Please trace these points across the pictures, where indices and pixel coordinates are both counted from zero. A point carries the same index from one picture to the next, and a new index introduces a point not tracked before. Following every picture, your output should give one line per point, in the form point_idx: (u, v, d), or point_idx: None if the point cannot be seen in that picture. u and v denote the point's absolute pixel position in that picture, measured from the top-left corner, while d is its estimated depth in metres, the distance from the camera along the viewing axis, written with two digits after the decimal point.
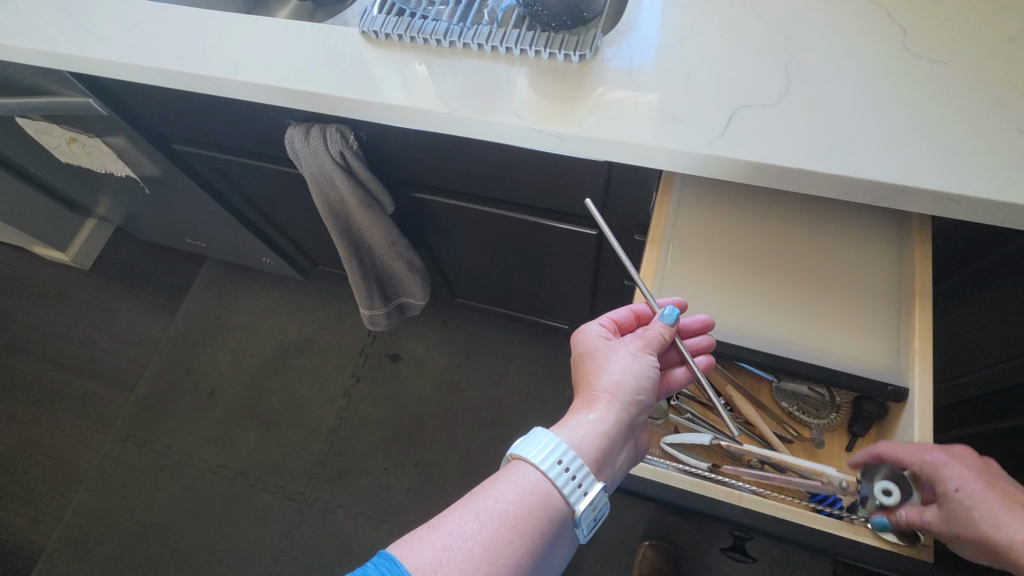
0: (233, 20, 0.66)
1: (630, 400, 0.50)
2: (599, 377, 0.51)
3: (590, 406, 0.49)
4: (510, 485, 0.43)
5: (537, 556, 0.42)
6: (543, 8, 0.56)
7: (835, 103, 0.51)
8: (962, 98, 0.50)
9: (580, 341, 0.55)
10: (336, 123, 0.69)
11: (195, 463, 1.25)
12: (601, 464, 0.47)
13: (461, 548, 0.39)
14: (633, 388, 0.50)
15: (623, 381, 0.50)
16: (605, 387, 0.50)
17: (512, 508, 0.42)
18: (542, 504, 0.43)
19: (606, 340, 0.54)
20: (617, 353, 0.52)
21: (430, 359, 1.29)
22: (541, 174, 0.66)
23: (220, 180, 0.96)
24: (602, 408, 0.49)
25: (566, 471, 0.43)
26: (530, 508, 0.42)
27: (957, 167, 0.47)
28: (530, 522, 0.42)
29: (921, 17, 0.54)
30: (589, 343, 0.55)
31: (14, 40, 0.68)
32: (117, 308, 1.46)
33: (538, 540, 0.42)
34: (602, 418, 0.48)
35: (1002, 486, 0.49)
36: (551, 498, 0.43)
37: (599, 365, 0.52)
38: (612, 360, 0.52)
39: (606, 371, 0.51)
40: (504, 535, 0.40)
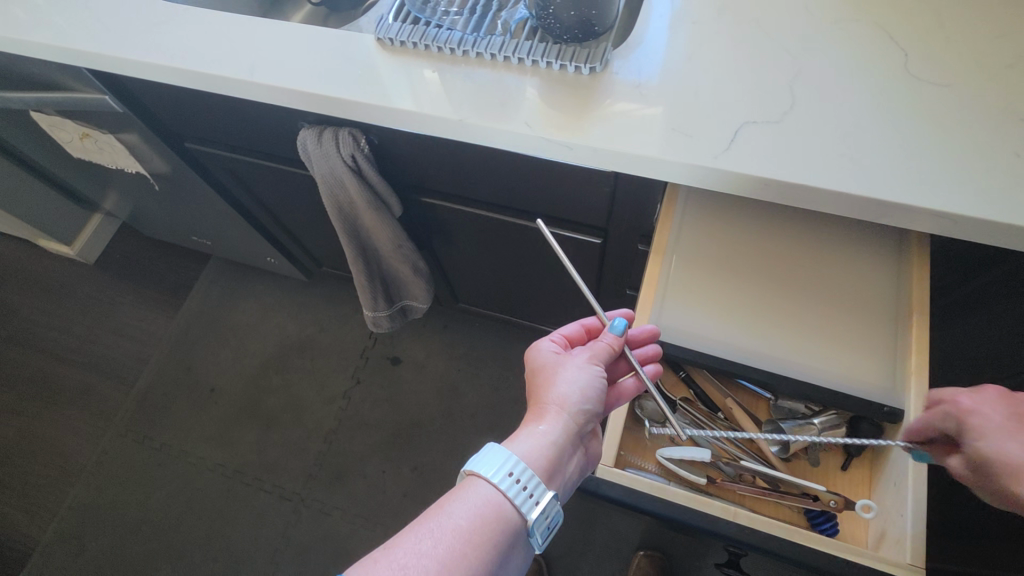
0: (247, 23, 0.66)
1: (579, 410, 0.50)
2: (549, 389, 0.51)
3: (540, 418, 0.49)
4: (460, 501, 0.43)
5: (493, 568, 0.41)
6: (556, 20, 0.56)
7: (838, 122, 0.51)
8: (966, 117, 0.49)
9: (531, 358, 0.55)
10: (348, 126, 0.69)
11: (193, 460, 1.25)
12: (552, 474, 0.47)
13: (418, 565, 0.39)
14: (581, 398, 0.50)
15: (572, 392, 0.50)
16: (554, 398, 0.50)
17: (467, 523, 0.42)
18: (496, 516, 0.43)
19: (555, 353, 0.54)
20: (566, 365, 0.52)
21: (430, 362, 1.29)
22: (551, 185, 0.66)
23: (230, 179, 0.96)
24: (551, 420, 0.49)
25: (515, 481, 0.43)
26: (484, 522, 0.42)
27: (958, 188, 0.47)
28: (484, 536, 0.42)
29: (930, 37, 0.54)
30: (537, 357, 0.55)
31: (28, 36, 0.69)
32: (120, 303, 1.46)
33: (493, 552, 0.42)
34: (552, 429, 0.48)
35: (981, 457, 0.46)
36: (504, 511, 0.43)
37: (549, 377, 0.52)
38: (561, 372, 0.52)
39: (555, 383, 0.51)
40: (458, 550, 0.40)
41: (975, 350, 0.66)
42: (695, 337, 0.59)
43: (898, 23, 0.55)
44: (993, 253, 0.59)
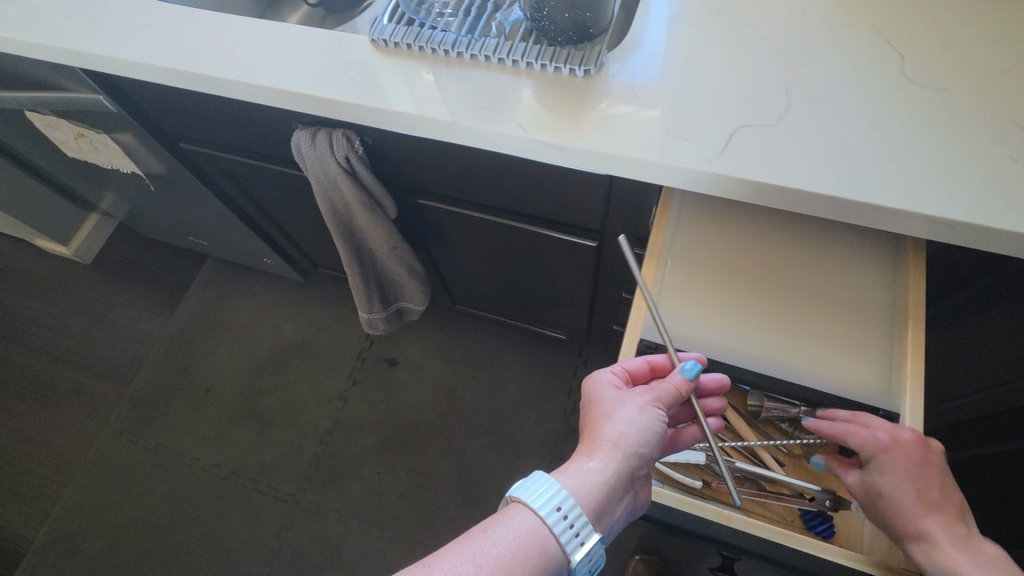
0: (241, 24, 0.66)
1: (634, 452, 0.48)
2: (604, 425, 0.50)
3: (591, 453, 0.48)
4: (503, 528, 0.43)
5: None
6: (551, 22, 0.56)
7: (834, 125, 0.50)
8: (961, 120, 0.49)
9: (589, 389, 0.54)
10: (343, 127, 0.69)
11: (187, 462, 1.24)
12: (599, 515, 0.46)
13: None
14: (638, 440, 0.49)
15: (628, 432, 0.49)
16: (611, 438, 0.49)
17: (510, 553, 0.41)
18: (539, 550, 0.42)
19: (618, 389, 0.53)
20: (626, 403, 0.51)
21: (427, 364, 1.28)
22: (548, 188, 0.66)
23: (226, 179, 0.96)
24: (603, 457, 0.47)
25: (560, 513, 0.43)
26: (526, 555, 0.41)
27: (955, 193, 0.46)
28: (525, 568, 0.41)
29: (926, 41, 0.53)
30: (597, 390, 0.53)
31: (23, 35, 0.69)
32: (116, 303, 1.46)
33: None
34: (602, 468, 0.47)
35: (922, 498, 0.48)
36: (546, 541, 0.42)
37: (607, 415, 0.51)
38: (619, 411, 0.50)
39: (614, 422, 0.50)
40: None
41: (973, 354, 0.65)
42: (691, 340, 0.59)
43: (894, 27, 0.55)
44: (987, 259, 0.58)
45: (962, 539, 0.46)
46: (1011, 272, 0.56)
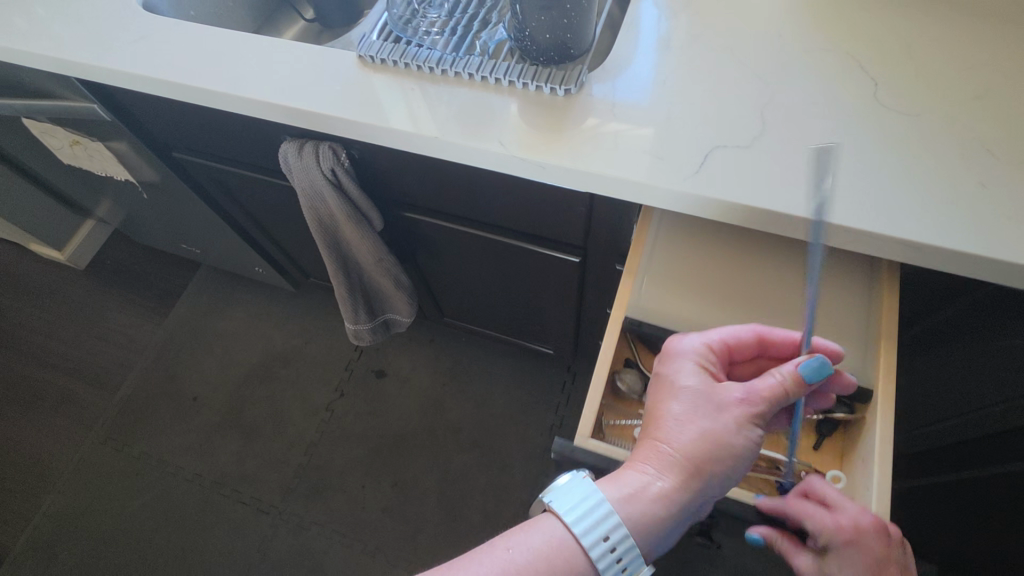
0: (235, 38, 0.67)
1: (711, 470, 0.46)
2: (679, 434, 0.47)
3: (660, 468, 0.46)
4: (531, 535, 0.43)
5: None
6: (533, 42, 0.57)
7: (808, 147, 0.51)
8: (929, 145, 0.50)
9: (673, 365, 0.51)
10: (330, 140, 0.69)
11: (171, 470, 1.23)
12: (661, 532, 0.45)
13: None
14: (717, 456, 0.46)
15: (706, 448, 0.46)
16: (682, 447, 0.46)
17: (529, 560, 0.42)
18: (560, 559, 0.42)
19: (710, 380, 0.49)
20: (711, 408, 0.47)
21: (416, 377, 1.28)
22: (531, 203, 0.66)
23: (218, 189, 0.97)
24: (673, 476, 0.45)
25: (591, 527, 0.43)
26: (545, 564, 0.42)
27: (923, 218, 0.47)
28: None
29: (897, 68, 0.55)
30: (683, 370, 0.50)
31: (22, 45, 0.70)
32: (107, 309, 1.46)
33: None
34: (670, 487, 0.45)
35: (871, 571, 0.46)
36: (576, 555, 0.43)
37: (687, 413, 0.47)
38: (699, 417, 0.47)
39: (692, 427, 0.47)
40: None
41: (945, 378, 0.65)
42: None
43: (867, 53, 0.56)
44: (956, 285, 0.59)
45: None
46: (987, 298, 0.56)
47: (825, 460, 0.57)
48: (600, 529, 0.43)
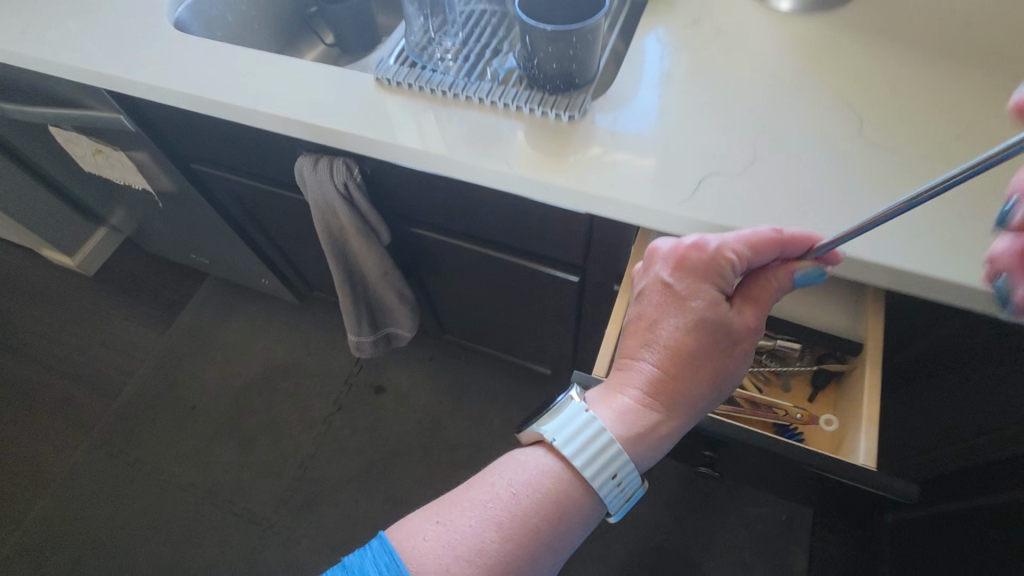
0: (259, 57, 0.71)
1: (711, 397, 0.49)
2: (684, 374, 0.47)
3: (665, 408, 0.48)
4: (523, 464, 0.47)
5: (542, 531, 0.44)
6: (540, 71, 0.61)
7: (796, 176, 0.54)
8: (912, 179, 0.53)
9: (685, 292, 0.47)
10: (343, 155, 0.72)
11: (165, 478, 1.23)
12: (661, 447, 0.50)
13: (466, 522, 0.43)
14: (719, 386, 0.48)
15: (709, 385, 0.48)
16: (686, 388, 0.48)
17: (520, 488, 0.45)
18: (550, 483, 0.45)
19: (723, 316, 0.47)
20: (716, 341, 0.47)
21: (414, 393, 1.29)
22: (533, 223, 0.69)
23: (232, 201, 1.00)
24: (676, 415, 0.48)
25: (581, 451, 0.45)
26: (536, 488, 0.45)
27: (905, 247, 0.49)
28: (534, 500, 0.44)
29: (881, 105, 0.58)
30: (695, 301, 0.47)
31: (58, 58, 0.74)
32: (113, 315, 1.48)
33: (544, 519, 0.44)
34: (674, 424, 0.48)
35: None
36: (570, 479, 0.46)
37: (695, 353, 0.47)
38: (704, 355, 0.47)
39: (697, 367, 0.47)
40: (506, 512, 0.44)
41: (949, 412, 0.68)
42: None
43: (854, 92, 0.59)
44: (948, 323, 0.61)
45: None
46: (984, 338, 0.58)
47: (818, 407, 0.66)
48: (590, 453, 0.45)
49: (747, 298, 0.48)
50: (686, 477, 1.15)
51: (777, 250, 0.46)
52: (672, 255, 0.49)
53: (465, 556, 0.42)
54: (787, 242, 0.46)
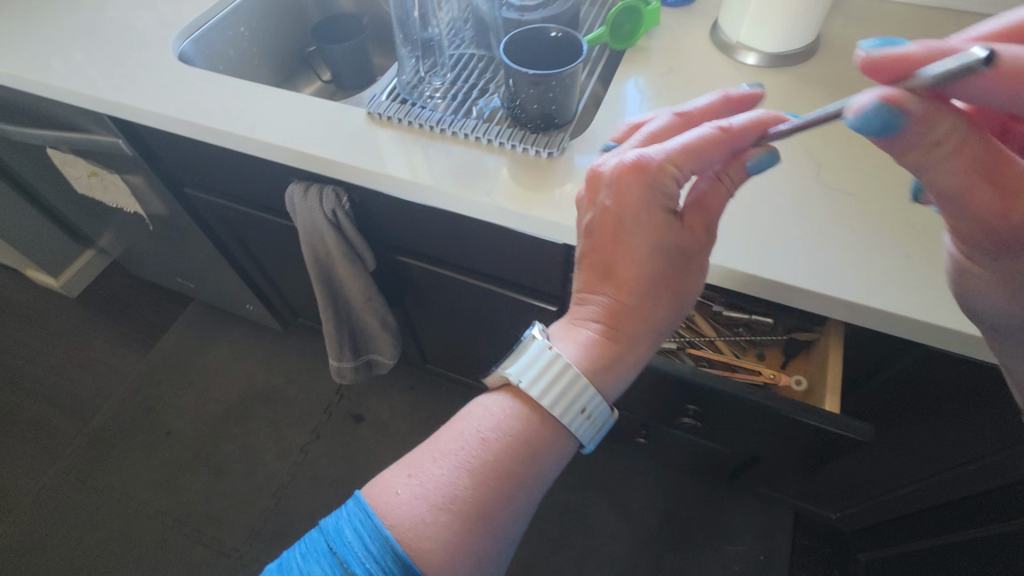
0: (258, 89, 0.75)
1: (673, 312, 0.48)
2: (641, 296, 0.47)
3: (625, 332, 0.47)
4: (490, 409, 0.47)
5: (514, 473, 0.44)
6: (522, 111, 0.65)
7: (757, 212, 0.57)
8: (866, 219, 0.56)
9: (637, 217, 0.45)
10: (333, 184, 0.75)
11: (133, 506, 1.20)
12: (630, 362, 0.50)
13: (438, 471, 0.44)
14: (680, 300, 0.48)
15: (668, 302, 0.48)
16: (651, 315, 0.47)
17: (490, 433, 0.45)
18: (518, 426, 0.45)
19: (674, 233, 0.45)
20: (671, 257, 0.46)
21: (394, 424, 1.28)
22: (514, 253, 0.72)
23: (222, 225, 1.03)
24: (637, 339, 0.48)
25: (544, 389, 0.45)
26: (506, 433, 0.45)
27: (861, 281, 0.52)
28: (505, 444, 0.44)
29: (839, 154, 0.62)
30: (650, 224, 0.45)
31: (63, 83, 0.77)
32: (93, 337, 1.47)
33: (515, 461, 0.44)
34: (638, 346, 0.48)
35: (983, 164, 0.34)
36: (536, 418, 0.46)
37: (655, 278, 0.46)
38: (660, 274, 0.46)
39: (656, 291, 0.47)
40: (477, 457, 0.44)
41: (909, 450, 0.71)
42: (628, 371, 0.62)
43: (814, 141, 0.64)
44: (909, 369, 0.64)
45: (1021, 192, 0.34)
46: (945, 390, 0.61)
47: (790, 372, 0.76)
48: (553, 391, 0.45)
49: (701, 209, 0.46)
50: (665, 513, 1.15)
51: (723, 149, 0.44)
52: (614, 176, 0.45)
53: (439, 503, 0.42)
54: (733, 139, 0.43)
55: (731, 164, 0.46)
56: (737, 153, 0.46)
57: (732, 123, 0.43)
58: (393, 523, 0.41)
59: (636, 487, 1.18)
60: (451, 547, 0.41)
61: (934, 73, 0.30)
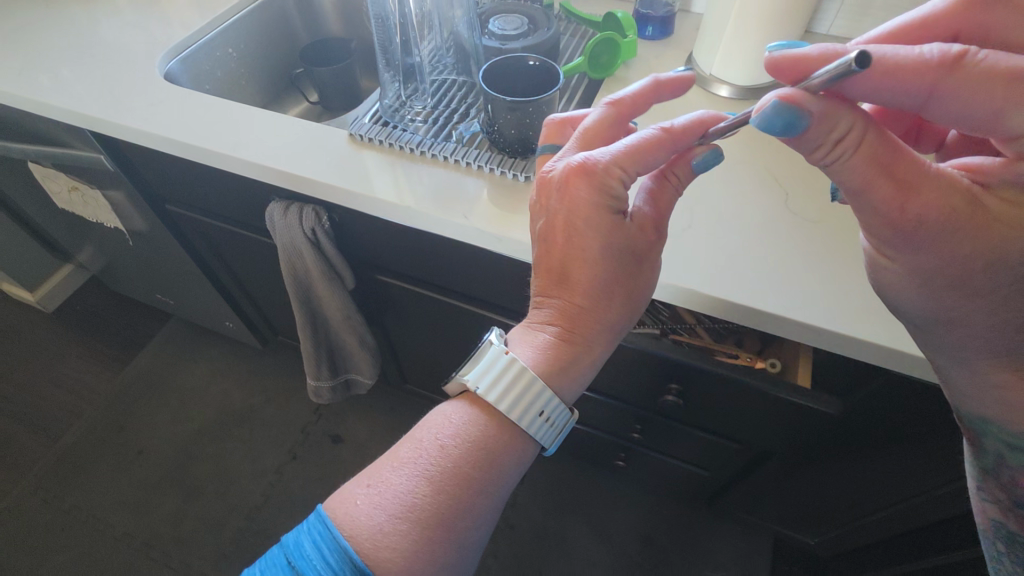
0: (242, 108, 0.76)
1: (627, 312, 0.50)
2: (595, 297, 0.48)
3: (578, 331, 0.49)
4: (450, 417, 0.47)
5: (473, 479, 0.44)
6: (500, 135, 0.66)
7: (723, 238, 0.59)
8: (832, 246, 0.58)
9: (588, 221, 0.46)
10: (313, 203, 0.75)
11: (99, 528, 1.16)
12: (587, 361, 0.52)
13: (397, 479, 0.44)
14: (634, 302, 0.50)
15: (623, 303, 0.49)
16: (607, 316, 0.49)
17: (450, 440, 0.45)
18: (477, 432, 0.46)
19: (627, 238, 0.47)
20: (624, 257, 0.48)
21: (372, 445, 1.27)
22: (492, 275, 0.73)
23: (202, 242, 1.02)
24: (591, 338, 0.49)
25: (502, 394, 0.46)
26: (466, 439, 0.45)
27: (826, 306, 0.53)
28: (465, 450, 0.45)
29: (805, 186, 0.64)
30: (601, 226, 0.46)
31: (47, 98, 0.78)
32: (66, 353, 1.44)
33: (474, 468, 0.44)
34: (593, 345, 0.50)
35: (884, 157, 0.35)
36: (495, 424, 0.47)
37: (609, 282, 0.48)
38: (613, 275, 0.48)
39: (611, 294, 0.48)
40: (437, 464, 0.44)
41: (876, 480, 0.72)
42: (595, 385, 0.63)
43: (782, 171, 0.66)
44: (865, 410, 0.65)
45: (931, 191, 0.35)
46: (911, 426, 0.62)
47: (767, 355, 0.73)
48: (510, 396, 0.46)
49: (652, 210, 0.49)
50: (644, 538, 1.14)
51: (668, 149, 0.46)
52: (564, 179, 0.47)
53: (397, 512, 0.42)
54: (675, 138, 0.46)
55: (678, 163, 0.48)
56: (684, 151, 0.48)
57: (674, 124, 0.46)
58: (352, 534, 0.41)
59: (614, 511, 1.17)
60: (409, 555, 0.41)
61: (822, 77, 0.33)
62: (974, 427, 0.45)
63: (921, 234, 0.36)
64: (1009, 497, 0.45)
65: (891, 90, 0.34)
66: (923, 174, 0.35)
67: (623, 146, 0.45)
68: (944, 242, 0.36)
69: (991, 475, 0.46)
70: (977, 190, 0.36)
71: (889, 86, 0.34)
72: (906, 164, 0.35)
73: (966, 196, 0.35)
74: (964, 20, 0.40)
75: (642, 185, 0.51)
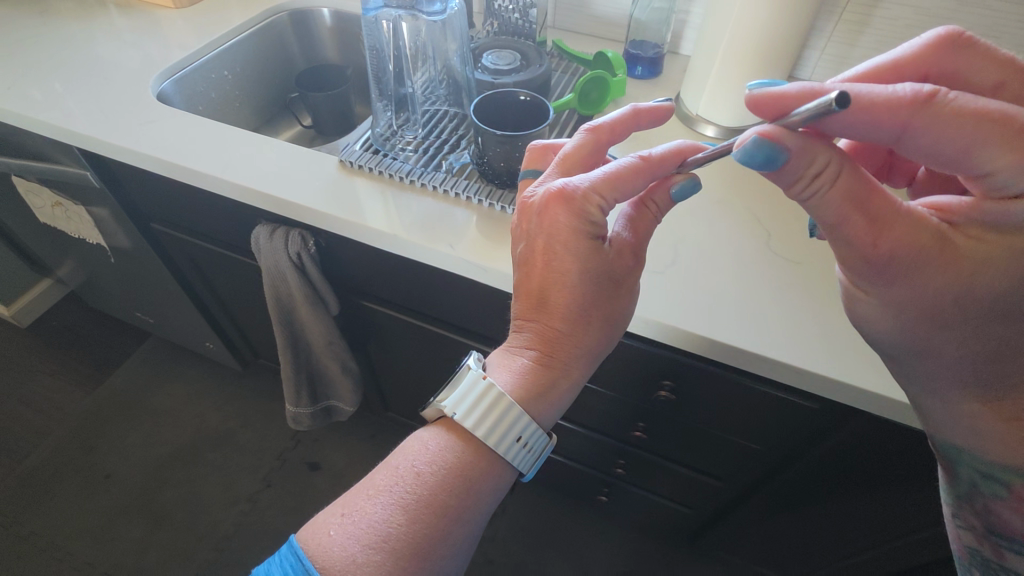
0: (233, 131, 0.77)
1: (606, 337, 0.50)
2: (574, 321, 0.48)
3: (557, 355, 0.49)
4: (427, 444, 0.46)
5: (449, 508, 0.43)
6: (489, 167, 0.67)
7: (708, 277, 0.60)
8: (815, 289, 0.58)
9: (568, 246, 0.46)
10: (300, 227, 0.75)
11: (59, 556, 1.11)
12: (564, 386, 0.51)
13: (371, 508, 0.42)
14: (613, 326, 0.50)
15: (602, 327, 0.49)
16: (585, 340, 0.49)
17: (427, 468, 0.44)
18: (454, 459, 0.45)
19: (606, 263, 0.47)
20: (603, 281, 0.48)
21: (350, 473, 1.24)
22: (476, 305, 0.72)
23: (186, 262, 1.01)
24: (569, 362, 0.49)
25: (479, 420, 0.45)
26: (442, 467, 0.44)
27: (810, 349, 0.53)
28: (442, 478, 0.44)
29: (789, 227, 0.65)
30: (582, 252, 0.47)
31: (36, 113, 0.77)
32: (38, 370, 1.40)
33: (451, 496, 0.43)
34: (571, 370, 0.49)
35: (856, 193, 0.36)
36: (472, 450, 0.46)
37: (589, 306, 0.48)
38: (593, 299, 0.48)
39: (590, 318, 0.48)
40: (412, 493, 0.43)
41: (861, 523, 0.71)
42: None
43: (766, 213, 0.67)
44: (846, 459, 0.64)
45: (902, 226, 0.36)
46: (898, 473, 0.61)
47: None
48: (487, 423, 0.45)
49: (632, 236, 0.49)
50: None
51: (646, 177, 0.47)
52: (545, 205, 0.47)
53: (371, 543, 0.41)
54: (653, 167, 0.46)
55: (657, 190, 0.49)
56: (664, 180, 0.49)
57: (652, 153, 0.47)
58: (322, 566, 0.39)
59: (596, 548, 1.15)
60: None
61: (801, 115, 0.33)
62: (951, 457, 0.45)
63: (891, 268, 0.37)
64: (983, 524, 0.45)
65: (865, 126, 0.34)
66: (894, 210, 0.36)
67: (602, 173, 0.46)
68: (915, 274, 0.37)
69: (965, 502, 0.46)
70: (947, 228, 0.36)
71: (864, 122, 0.34)
72: (879, 200, 0.36)
73: (935, 232, 0.36)
74: (932, 63, 0.40)
75: (622, 211, 0.51)
